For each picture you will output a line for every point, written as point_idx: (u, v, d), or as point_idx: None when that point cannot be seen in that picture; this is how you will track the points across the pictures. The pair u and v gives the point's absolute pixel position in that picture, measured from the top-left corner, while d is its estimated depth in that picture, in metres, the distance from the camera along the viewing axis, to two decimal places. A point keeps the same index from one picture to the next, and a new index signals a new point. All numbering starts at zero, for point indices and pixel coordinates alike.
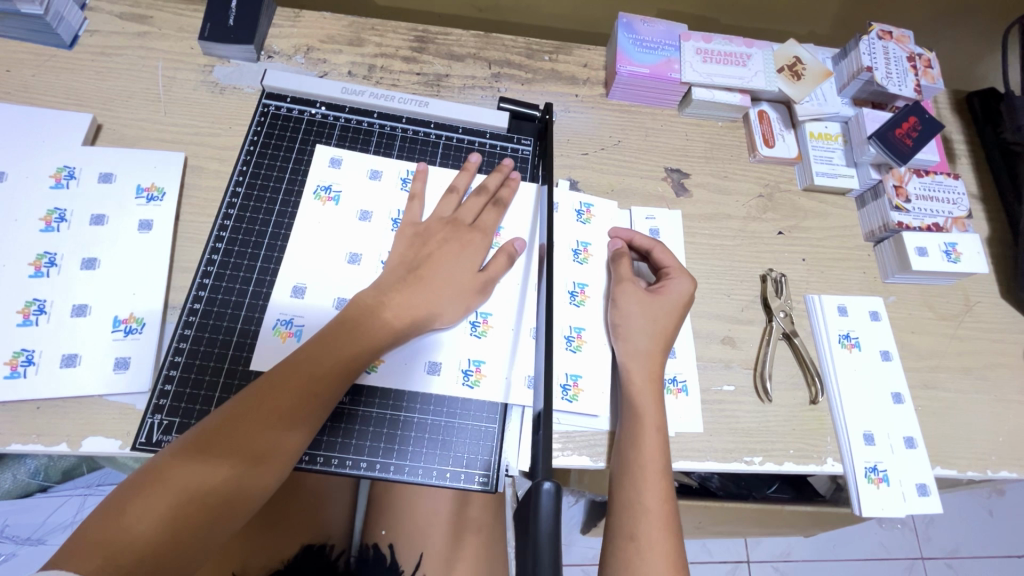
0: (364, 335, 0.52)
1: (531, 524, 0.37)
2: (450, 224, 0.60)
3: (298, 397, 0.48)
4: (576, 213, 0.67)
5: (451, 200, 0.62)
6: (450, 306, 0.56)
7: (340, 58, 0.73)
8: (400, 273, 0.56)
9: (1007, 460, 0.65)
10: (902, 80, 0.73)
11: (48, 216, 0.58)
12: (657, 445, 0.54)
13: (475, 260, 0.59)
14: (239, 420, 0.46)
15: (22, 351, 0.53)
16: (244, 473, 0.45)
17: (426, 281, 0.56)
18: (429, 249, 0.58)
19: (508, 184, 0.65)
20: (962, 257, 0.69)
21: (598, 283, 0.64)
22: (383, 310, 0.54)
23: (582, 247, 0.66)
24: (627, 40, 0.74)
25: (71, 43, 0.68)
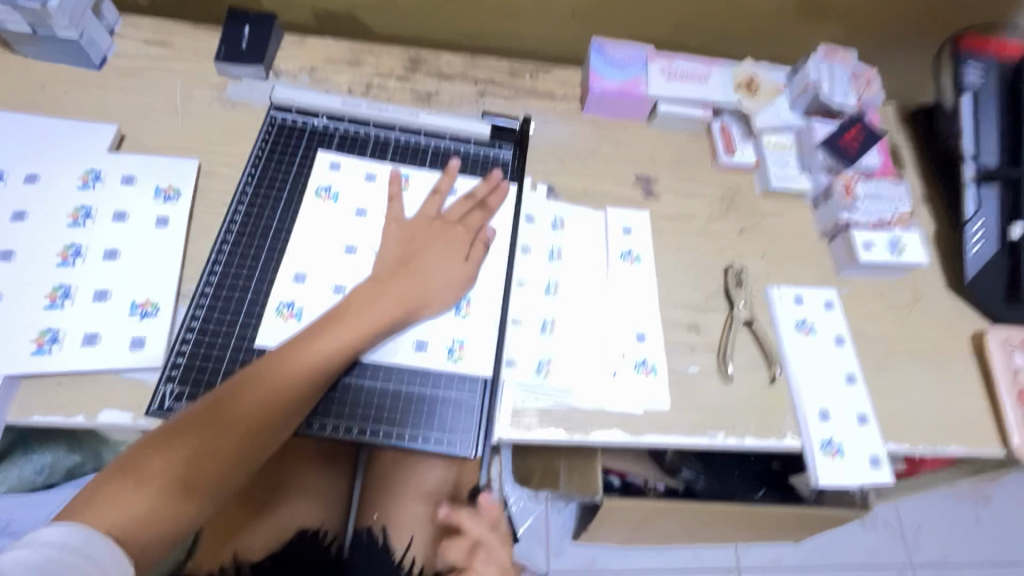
0: (357, 328, 0.58)
1: None
2: (437, 222, 0.68)
3: (292, 390, 0.54)
4: (553, 219, 0.74)
5: (436, 201, 0.69)
6: (437, 294, 0.63)
7: (340, 77, 0.81)
8: (392, 267, 0.63)
9: (954, 436, 0.70)
10: (846, 94, 0.82)
11: (75, 213, 0.64)
12: None
13: (460, 254, 0.66)
14: (241, 395, 0.52)
15: (48, 330, 0.58)
16: (238, 454, 0.51)
17: (416, 273, 0.63)
18: (419, 245, 0.65)
19: (495, 192, 0.72)
20: (906, 250, 0.75)
21: (572, 279, 0.71)
22: (377, 302, 0.60)
23: (557, 250, 0.72)
24: (598, 62, 0.83)
25: (100, 64, 0.76)
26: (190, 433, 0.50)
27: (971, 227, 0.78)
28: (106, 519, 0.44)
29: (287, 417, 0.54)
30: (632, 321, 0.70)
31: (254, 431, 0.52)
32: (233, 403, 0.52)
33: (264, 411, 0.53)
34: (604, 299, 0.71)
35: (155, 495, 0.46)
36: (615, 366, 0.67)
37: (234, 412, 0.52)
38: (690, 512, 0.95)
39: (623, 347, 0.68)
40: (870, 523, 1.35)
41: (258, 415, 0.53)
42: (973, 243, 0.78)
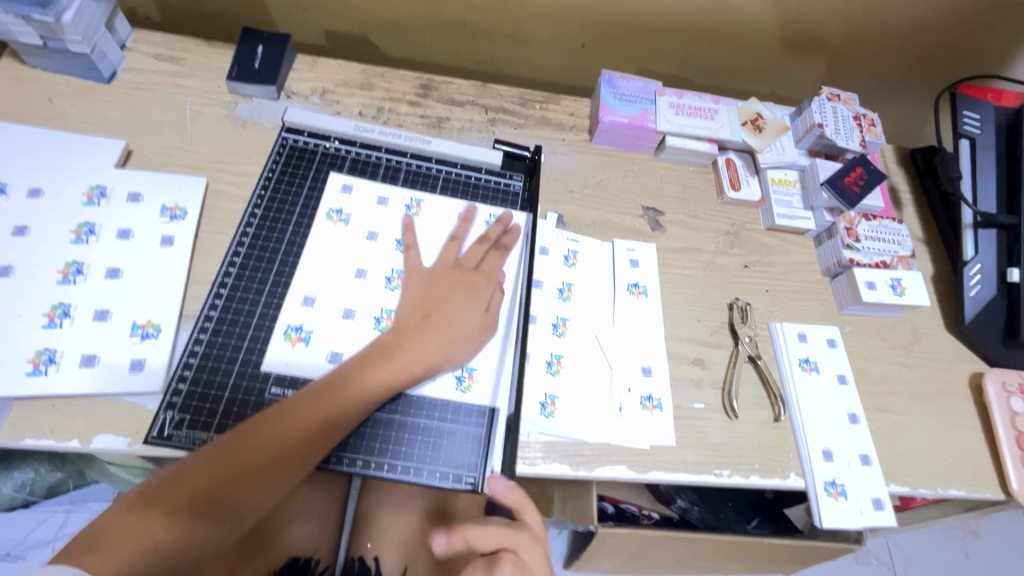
0: (385, 371, 0.57)
1: None
2: (455, 267, 0.66)
3: (303, 435, 0.52)
4: (563, 258, 0.74)
5: (453, 248, 0.68)
6: (459, 348, 0.61)
7: (352, 100, 0.81)
8: (415, 317, 0.61)
9: (954, 479, 0.70)
10: (849, 136, 0.83)
11: (78, 229, 0.63)
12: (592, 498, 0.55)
13: (479, 304, 0.64)
14: (251, 441, 0.50)
15: (44, 350, 0.57)
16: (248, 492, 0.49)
17: (439, 326, 0.61)
18: (440, 295, 0.63)
19: (509, 233, 0.71)
20: (907, 291, 0.76)
21: (579, 318, 0.71)
22: (403, 351, 0.59)
23: (566, 287, 0.72)
24: (609, 94, 0.83)
25: (109, 78, 0.76)
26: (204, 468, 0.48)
27: (970, 270, 0.79)
28: (101, 560, 0.41)
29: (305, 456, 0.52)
30: (637, 355, 0.70)
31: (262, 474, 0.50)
32: (251, 439, 0.51)
33: (280, 448, 0.51)
34: (610, 332, 0.71)
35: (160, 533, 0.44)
36: (621, 402, 0.66)
37: (249, 449, 0.50)
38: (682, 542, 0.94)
39: (629, 382, 0.68)
40: (861, 556, 1.35)
41: (273, 454, 0.51)
42: (971, 286, 0.79)
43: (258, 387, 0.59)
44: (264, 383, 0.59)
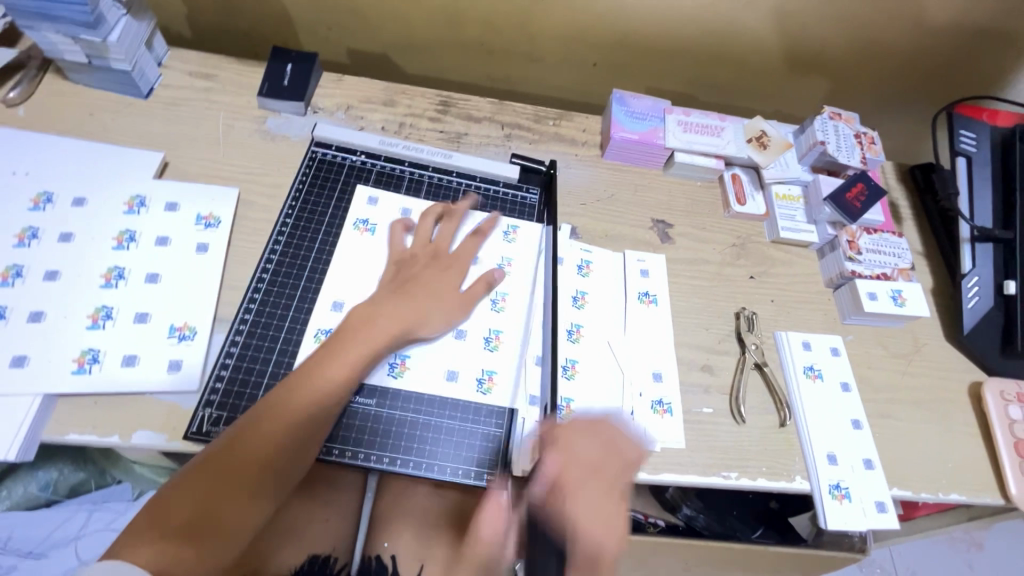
0: (357, 349, 0.61)
1: None
2: (432, 250, 0.70)
3: (291, 429, 0.55)
4: (577, 268, 0.77)
5: (427, 225, 0.72)
6: (432, 315, 0.65)
7: (375, 115, 0.85)
8: (387, 294, 0.65)
9: (955, 484, 0.72)
10: (851, 153, 0.87)
11: (119, 236, 0.67)
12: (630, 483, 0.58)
13: (453, 283, 0.68)
14: (243, 444, 0.53)
15: (88, 350, 0.60)
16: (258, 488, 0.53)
17: (412, 295, 0.65)
18: (414, 273, 0.68)
19: (487, 219, 0.75)
20: (908, 301, 0.79)
21: (593, 325, 0.74)
22: (375, 322, 0.62)
23: (580, 295, 0.75)
24: (620, 111, 0.87)
25: (147, 94, 0.80)
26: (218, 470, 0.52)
27: (969, 282, 0.83)
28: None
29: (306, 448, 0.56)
30: (648, 361, 0.73)
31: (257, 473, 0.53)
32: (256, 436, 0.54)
33: (279, 448, 0.54)
34: (622, 339, 0.74)
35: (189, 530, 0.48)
36: (633, 406, 0.69)
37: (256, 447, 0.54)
38: (688, 548, 0.96)
39: (641, 387, 0.71)
40: (865, 565, 1.36)
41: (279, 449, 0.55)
42: (970, 298, 0.82)
43: None
44: None
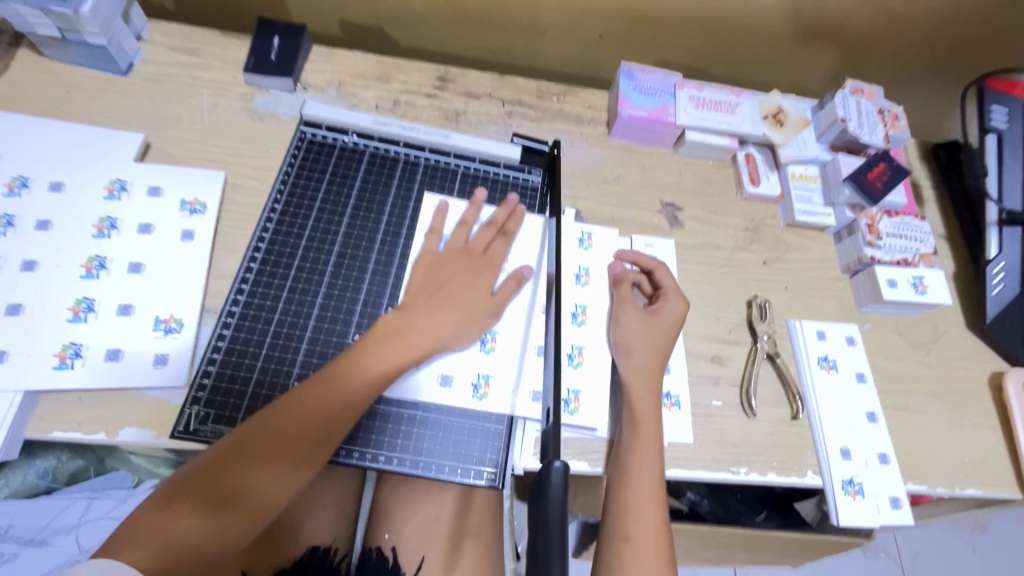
0: (387, 359, 0.58)
1: (543, 499, 0.41)
2: (463, 253, 0.67)
3: (320, 419, 0.54)
4: (579, 242, 0.74)
5: (463, 232, 0.69)
6: (464, 330, 0.62)
7: (368, 92, 0.81)
8: (419, 298, 0.62)
9: (972, 478, 0.70)
10: (873, 130, 0.82)
11: (100, 223, 0.63)
12: (652, 457, 0.60)
13: (485, 287, 0.65)
14: (269, 430, 0.52)
15: (70, 344, 0.57)
16: (264, 483, 0.50)
17: (446, 305, 0.62)
18: (447, 277, 0.64)
19: (514, 217, 0.71)
20: (929, 289, 0.76)
21: (598, 304, 0.70)
22: (406, 334, 0.59)
23: (583, 271, 0.72)
24: (628, 86, 0.82)
25: (126, 70, 0.75)
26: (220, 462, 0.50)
27: (993, 268, 0.78)
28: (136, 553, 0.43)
29: (317, 445, 0.53)
30: None
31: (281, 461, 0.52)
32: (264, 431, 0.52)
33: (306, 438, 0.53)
34: None
35: (187, 527, 0.46)
36: None
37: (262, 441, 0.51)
38: (692, 533, 0.94)
39: None
40: (870, 549, 1.35)
41: (287, 447, 0.52)
42: (994, 285, 0.78)
43: (282, 383, 0.59)
44: (287, 379, 0.59)
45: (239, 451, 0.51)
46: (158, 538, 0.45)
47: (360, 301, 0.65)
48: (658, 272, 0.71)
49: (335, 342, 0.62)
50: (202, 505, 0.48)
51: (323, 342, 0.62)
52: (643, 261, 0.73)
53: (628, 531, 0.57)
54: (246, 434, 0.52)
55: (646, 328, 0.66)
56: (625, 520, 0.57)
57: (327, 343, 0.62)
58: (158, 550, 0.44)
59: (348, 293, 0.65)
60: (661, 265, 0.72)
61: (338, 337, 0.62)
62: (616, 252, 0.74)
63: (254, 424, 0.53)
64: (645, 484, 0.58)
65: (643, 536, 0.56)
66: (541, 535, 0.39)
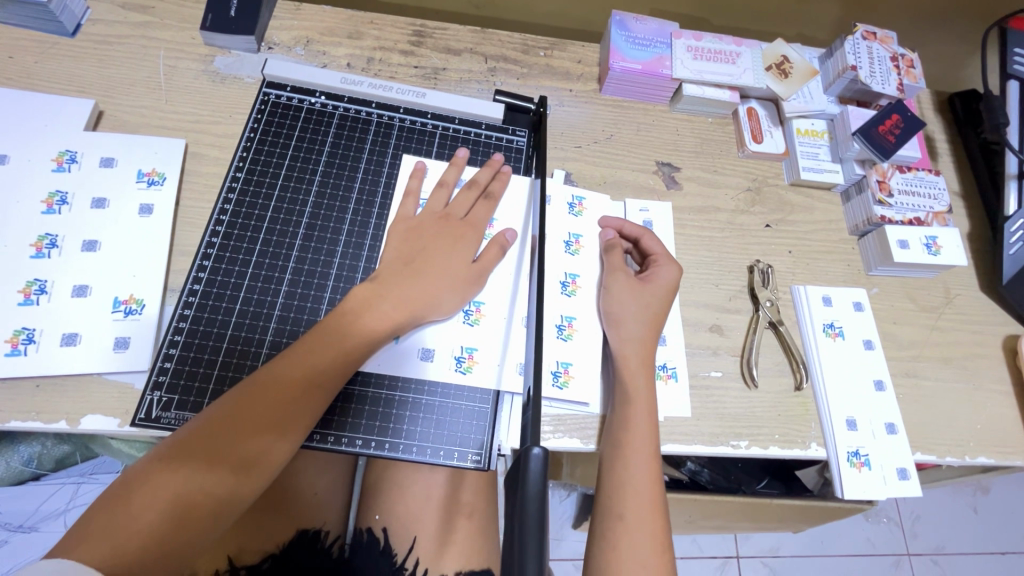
0: (363, 333, 0.54)
1: (519, 487, 0.38)
2: (443, 218, 0.62)
3: (294, 396, 0.50)
4: (568, 206, 0.69)
5: (442, 194, 0.64)
6: (445, 299, 0.58)
7: (339, 50, 0.75)
8: (395, 267, 0.58)
9: (983, 446, 0.67)
10: (885, 79, 0.76)
11: (49, 199, 0.59)
12: (647, 426, 0.57)
13: (468, 254, 0.61)
14: (239, 409, 0.49)
15: (23, 329, 0.54)
16: (238, 466, 0.48)
17: (424, 274, 0.58)
18: (425, 244, 0.60)
19: (498, 177, 0.67)
20: (942, 250, 0.71)
21: (589, 273, 0.66)
22: (384, 304, 0.56)
23: (574, 239, 0.68)
24: (620, 37, 0.76)
25: (74, 31, 0.69)
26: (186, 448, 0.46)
27: (1011, 226, 0.74)
28: (96, 547, 0.40)
29: (295, 424, 0.50)
30: None
31: (255, 442, 0.48)
32: (232, 413, 0.49)
33: (281, 415, 0.50)
34: None
35: (154, 520, 0.43)
36: None
37: (233, 423, 0.48)
38: (691, 504, 0.92)
39: None
40: (871, 514, 1.34)
41: (261, 427, 0.49)
42: (1012, 243, 0.73)
43: (250, 365, 0.56)
44: (256, 361, 0.56)
45: (208, 434, 0.47)
46: (121, 532, 0.42)
47: (332, 276, 0.60)
48: (646, 238, 0.66)
49: (306, 320, 0.58)
50: (169, 496, 0.44)
51: (293, 320, 0.58)
52: (627, 230, 0.68)
53: (620, 510, 0.54)
54: (215, 415, 0.48)
55: (636, 296, 0.62)
56: (619, 497, 0.54)
57: (297, 321, 0.58)
58: (122, 545, 0.41)
59: (319, 268, 0.60)
60: (648, 231, 0.67)
61: (310, 315, 0.58)
62: (604, 218, 0.69)
63: (223, 405, 0.49)
64: (642, 456, 0.55)
65: (636, 513, 0.54)
66: (518, 524, 0.36)
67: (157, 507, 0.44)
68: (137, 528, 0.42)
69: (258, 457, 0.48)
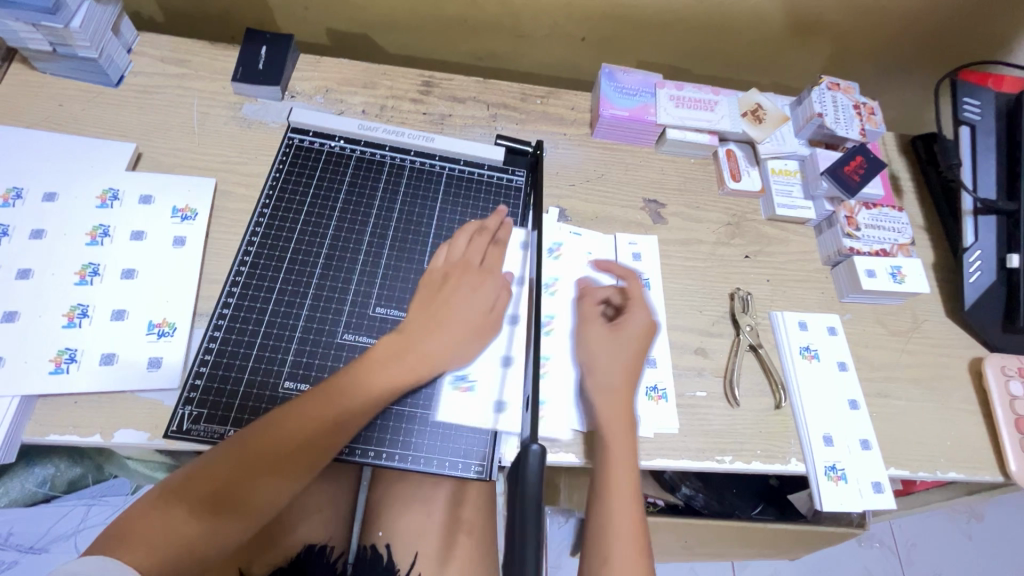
0: (386, 381, 0.59)
1: (520, 483, 0.42)
2: (462, 266, 0.66)
3: (322, 434, 0.55)
4: (564, 245, 0.75)
5: (460, 242, 0.68)
6: (462, 345, 0.63)
7: (355, 99, 0.83)
8: (421, 317, 0.62)
9: (953, 462, 0.71)
10: (849, 124, 0.84)
11: (93, 232, 0.65)
12: (631, 516, 0.58)
13: (485, 299, 0.65)
14: (269, 441, 0.53)
15: (66, 349, 0.59)
16: (259, 497, 0.51)
17: (444, 322, 0.62)
18: (445, 294, 0.64)
19: (506, 225, 0.71)
20: (907, 278, 0.77)
21: (564, 314, 0.72)
22: (409, 354, 0.60)
23: (552, 282, 0.73)
24: (609, 87, 0.84)
25: (117, 82, 0.77)
26: (214, 473, 0.51)
27: (970, 256, 0.80)
28: (133, 552, 0.45)
29: (313, 462, 0.54)
30: None
31: (278, 474, 0.53)
32: (264, 441, 0.53)
33: (306, 451, 0.54)
34: None
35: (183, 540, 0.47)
36: None
37: (260, 456, 0.52)
38: (686, 527, 0.95)
39: None
40: (864, 540, 1.36)
41: (283, 461, 0.53)
42: (971, 272, 0.80)
43: (272, 383, 0.61)
44: (278, 379, 0.61)
45: (237, 462, 0.52)
46: (157, 543, 0.46)
47: (348, 303, 0.66)
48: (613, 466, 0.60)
49: (325, 343, 0.63)
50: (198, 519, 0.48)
51: (313, 343, 0.63)
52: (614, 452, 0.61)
53: (605, 553, 0.56)
54: (246, 445, 0.53)
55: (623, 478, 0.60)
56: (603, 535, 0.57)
57: (316, 344, 0.63)
58: (158, 554, 0.46)
59: (336, 295, 0.66)
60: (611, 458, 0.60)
61: (328, 338, 0.64)
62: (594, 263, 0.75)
63: (255, 433, 0.53)
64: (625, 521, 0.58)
65: (621, 555, 0.56)
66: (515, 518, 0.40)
67: (186, 526, 0.48)
68: (171, 542, 0.47)
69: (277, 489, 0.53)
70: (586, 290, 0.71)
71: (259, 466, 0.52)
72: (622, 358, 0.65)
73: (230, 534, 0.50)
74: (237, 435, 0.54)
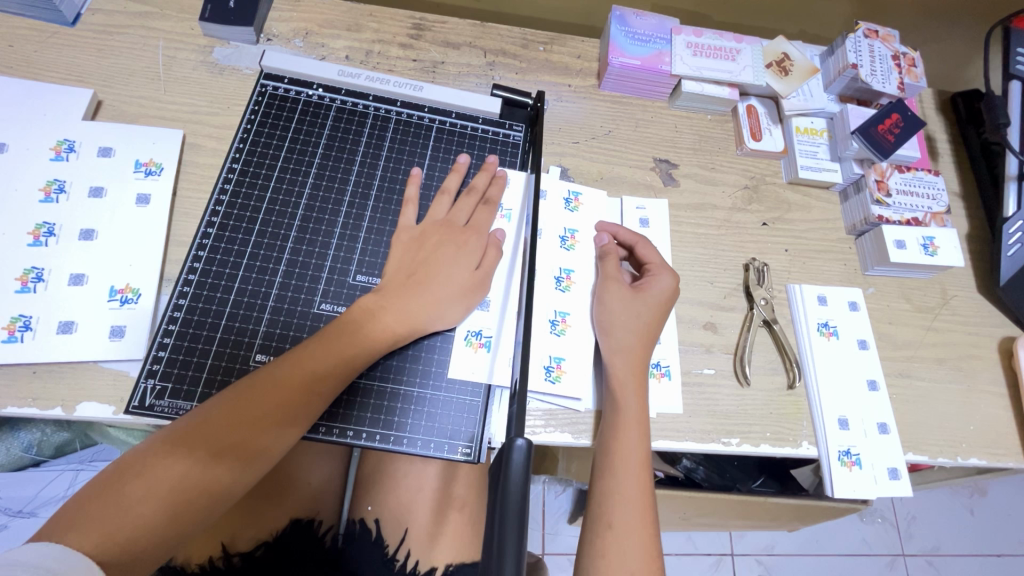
0: (360, 346, 0.54)
1: (502, 481, 0.37)
2: (445, 224, 0.62)
3: (292, 401, 0.50)
4: (564, 202, 0.69)
5: (443, 202, 0.64)
6: (445, 307, 0.58)
7: (338, 43, 0.75)
8: (399, 278, 0.58)
9: (976, 448, 0.67)
10: (886, 78, 0.75)
11: (47, 187, 0.59)
12: (636, 483, 0.55)
13: (470, 261, 0.60)
14: (235, 411, 0.49)
15: (20, 316, 0.54)
16: (226, 470, 0.47)
17: (425, 284, 0.58)
18: (426, 253, 0.60)
19: (495, 182, 0.66)
20: (939, 250, 0.71)
21: (585, 269, 0.66)
22: (383, 316, 0.56)
23: (569, 234, 0.68)
24: (619, 32, 0.75)
25: (74, 20, 0.70)
26: (175, 448, 0.46)
27: (1010, 227, 0.73)
28: (86, 535, 0.41)
29: (283, 432, 0.50)
30: None
31: (246, 446, 0.48)
32: (230, 412, 0.49)
33: (276, 420, 0.50)
34: None
35: (143, 518, 0.43)
36: None
37: (224, 425, 0.48)
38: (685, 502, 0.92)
39: None
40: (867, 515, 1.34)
41: (251, 433, 0.49)
42: (1010, 245, 0.73)
43: (242, 356, 0.56)
44: (248, 351, 0.56)
45: (201, 434, 0.47)
46: (112, 524, 0.42)
47: (325, 269, 0.61)
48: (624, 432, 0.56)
49: (300, 313, 0.58)
50: (161, 497, 0.45)
51: (286, 312, 0.58)
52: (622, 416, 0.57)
53: (609, 518, 0.53)
54: (210, 416, 0.48)
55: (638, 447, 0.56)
56: (606, 505, 0.54)
57: (291, 314, 0.58)
58: (113, 536, 0.42)
59: (313, 260, 0.61)
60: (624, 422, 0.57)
61: (303, 307, 0.59)
62: (600, 221, 0.69)
63: (220, 402, 0.49)
64: (630, 488, 0.54)
65: (624, 521, 0.53)
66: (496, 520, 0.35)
67: (146, 505, 0.44)
68: (129, 521, 0.43)
69: (246, 462, 0.48)
70: (609, 248, 0.66)
71: (224, 440, 0.48)
72: (644, 317, 0.61)
73: (196, 511, 0.46)
74: (201, 407, 0.50)
